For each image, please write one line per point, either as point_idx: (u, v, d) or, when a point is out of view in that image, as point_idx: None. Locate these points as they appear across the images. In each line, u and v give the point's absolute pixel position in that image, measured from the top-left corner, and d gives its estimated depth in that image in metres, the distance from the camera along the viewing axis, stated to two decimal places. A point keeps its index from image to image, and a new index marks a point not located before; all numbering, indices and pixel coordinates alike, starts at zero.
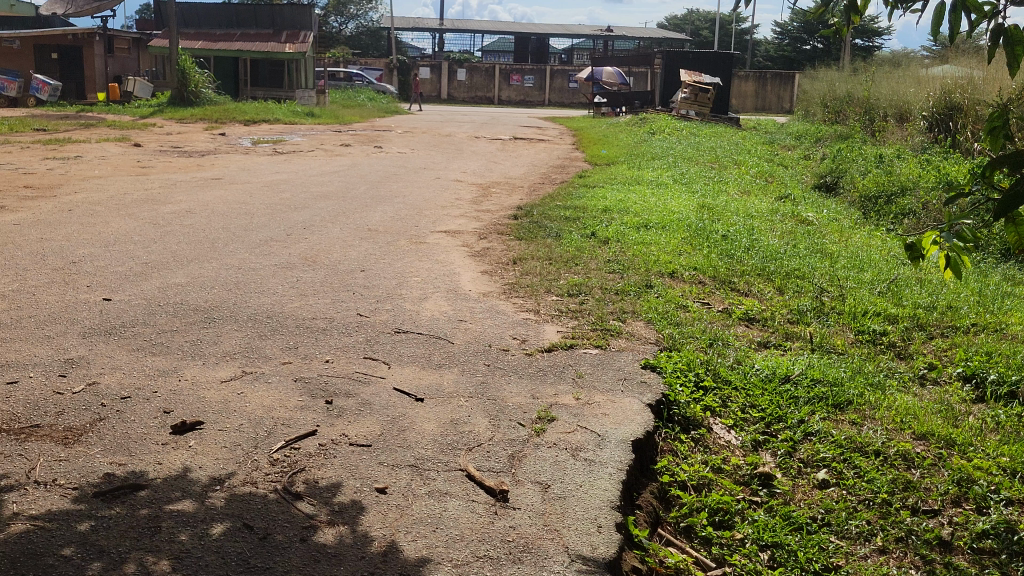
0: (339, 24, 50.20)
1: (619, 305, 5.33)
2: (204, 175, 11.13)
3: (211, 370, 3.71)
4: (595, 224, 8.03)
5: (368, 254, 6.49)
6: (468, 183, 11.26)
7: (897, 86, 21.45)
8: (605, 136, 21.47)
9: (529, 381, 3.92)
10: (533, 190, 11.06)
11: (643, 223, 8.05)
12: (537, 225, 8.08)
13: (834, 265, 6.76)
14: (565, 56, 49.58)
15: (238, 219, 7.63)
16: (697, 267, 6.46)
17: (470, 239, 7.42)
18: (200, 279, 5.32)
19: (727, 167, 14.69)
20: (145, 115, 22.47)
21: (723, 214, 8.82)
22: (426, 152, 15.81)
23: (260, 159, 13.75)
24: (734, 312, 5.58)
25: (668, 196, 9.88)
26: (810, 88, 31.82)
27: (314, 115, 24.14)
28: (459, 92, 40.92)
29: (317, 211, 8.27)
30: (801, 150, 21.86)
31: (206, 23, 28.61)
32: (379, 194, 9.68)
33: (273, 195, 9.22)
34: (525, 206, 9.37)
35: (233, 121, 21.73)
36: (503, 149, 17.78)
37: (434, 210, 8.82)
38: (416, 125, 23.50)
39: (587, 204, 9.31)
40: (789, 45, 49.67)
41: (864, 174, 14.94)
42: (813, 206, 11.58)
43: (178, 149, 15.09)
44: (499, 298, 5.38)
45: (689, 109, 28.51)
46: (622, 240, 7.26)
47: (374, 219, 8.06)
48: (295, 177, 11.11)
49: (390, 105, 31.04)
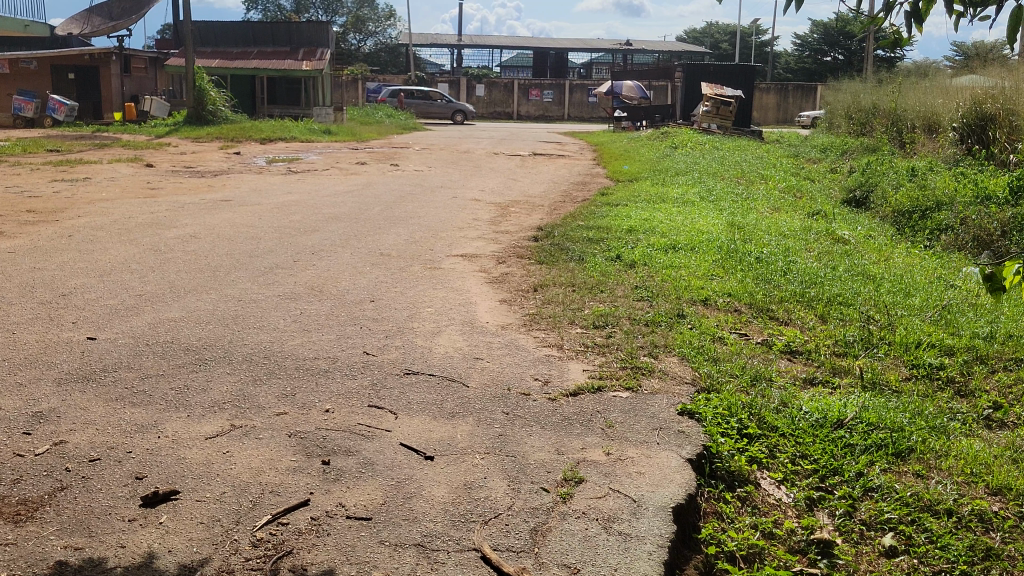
0: (357, 41, 50.08)
1: (650, 339, 4.89)
2: (214, 196, 10.80)
3: (195, 425, 3.30)
4: (620, 245, 7.63)
5: (378, 281, 6.09)
6: (486, 202, 10.87)
7: (925, 96, 20.92)
8: (626, 151, 21.07)
9: (553, 433, 3.48)
10: (553, 209, 10.65)
11: (671, 243, 7.64)
12: (559, 247, 7.67)
13: (879, 290, 6.29)
14: (584, 70, 49.27)
15: (244, 244, 7.26)
16: (731, 293, 6.03)
17: (487, 263, 7.00)
18: (196, 313, 4.94)
19: (753, 182, 14.22)
20: (161, 134, 22.26)
21: (755, 233, 8.38)
22: (444, 169, 15.46)
23: (273, 179, 13.42)
24: (774, 345, 5.11)
25: (695, 214, 9.45)
26: (834, 100, 31.32)
27: (331, 133, 23.87)
28: (478, 108, 40.69)
29: (326, 234, 7.90)
30: (827, 163, 21.37)
31: (223, 41, 28.46)
32: (393, 215, 9.29)
33: (283, 217, 8.85)
34: (546, 227, 8.95)
35: (249, 140, 21.46)
36: (522, 165, 17.42)
37: (450, 232, 8.42)
38: (435, 141, 23.17)
39: (611, 223, 8.90)
40: (810, 56, 49.27)
41: (895, 187, 14.45)
42: (846, 223, 11.12)
43: (191, 169, 14.79)
44: (519, 331, 4.96)
45: (711, 122, 28.06)
46: (649, 264, 6.84)
47: (387, 242, 7.67)
48: (307, 197, 10.74)
49: (408, 121, 30.78)
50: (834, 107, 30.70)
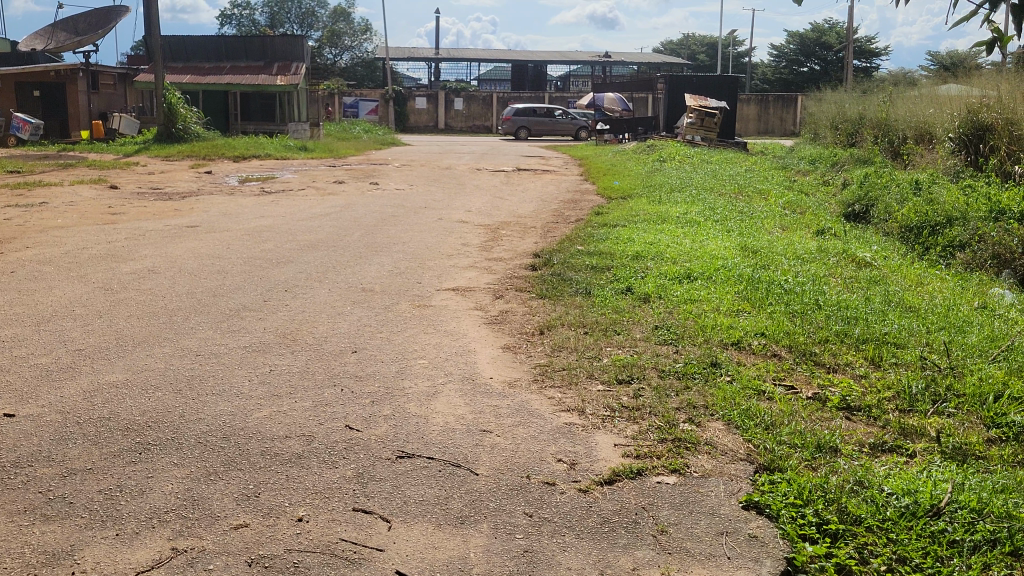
0: (333, 56, 49.29)
1: (687, 397, 4.13)
2: (180, 220, 9.99)
3: (125, 551, 2.52)
4: (628, 274, 6.89)
5: (359, 325, 5.30)
6: (474, 225, 10.11)
7: (915, 106, 20.34)
8: (612, 165, 20.39)
9: (592, 548, 2.70)
10: (547, 231, 9.91)
11: (684, 272, 6.91)
12: (561, 277, 6.92)
13: (930, 327, 5.57)
14: (562, 83, 48.71)
15: (208, 280, 6.45)
16: (765, 333, 5.28)
17: (483, 299, 6.24)
18: (142, 375, 4.12)
19: (750, 197, 13.57)
20: (129, 153, 21.38)
21: (772, 258, 7.67)
22: (425, 187, 14.69)
23: (245, 200, 12.60)
24: (828, 400, 4.36)
25: (702, 236, 8.73)
26: (817, 110, 30.83)
27: (307, 150, 23.06)
28: (457, 122, 39.94)
29: (301, 266, 7.10)
30: (818, 175, 20.77)
31: (195, 56, 27.58)
32: (375, 241, 8.52)
33: (254, 246, 8.05)
34: (543, 252, 8.20)
35: (222, 158, 20.64)
36: (507, 182, 16.69)
37: (438, 261, 7.65)
38: (414, 157, 22.42)
39: (614, 248, 8.17)
40: (786, 67, 48.94)
41: (898, 202, 13.80)
42: (856, 241, 10.42)
43: (158, 190, 13.95)
44: (530, 390, 4.19)
45: (695, 134, 27.43)
46: (665, 298, 6.11)
47: (370, 275, 6.88)
48: (281, 221, 9.95)
49: (386, 136, 30.02)
50: (818, 117, 30.16)
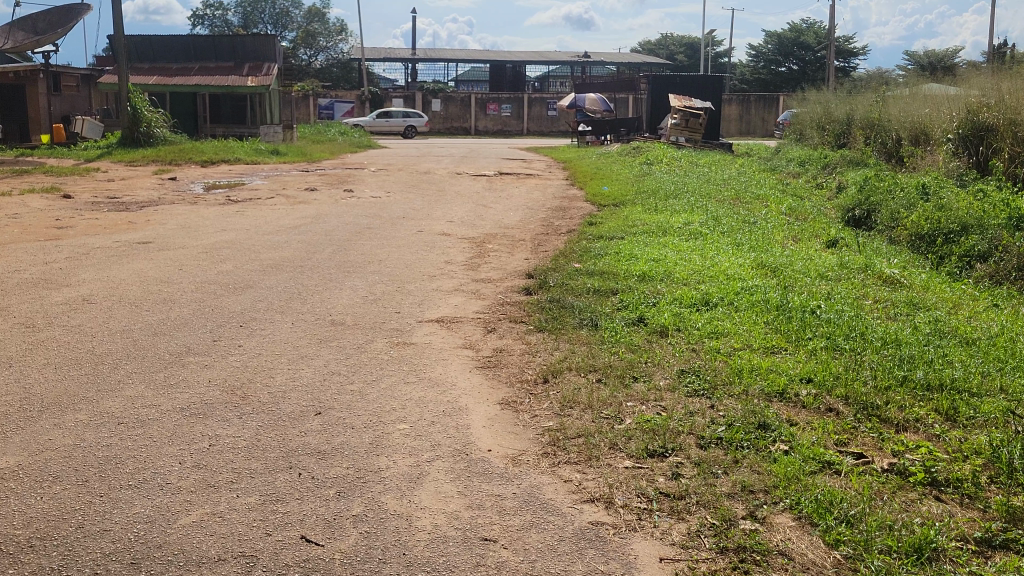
0: (308, 57, 48.21)
1: (740, 477, 3.27)
2: (132, 236, 9.02)
3: None
4: (638, 300, 6.02)
5: (326, 373, 4.39)
6: (457, 238, 9.22)
7: (908, 105, 19.57)
8: (598, 169, 19.54)
9: None
10: (538, 245, 9.03)
11: (702, 296, 6.06)
12: (561, 303, 6.03)
13: (1002, 367, 4.72)
14: (540, 84, 47.77)
15: (149, 313, 5.51)
16: (812, 379, 4.43)
17: (473, 333, 5.37)
18: (40, 458, 3.21)
19: (750, 204, 12.72)
20: (90, 158, 20.33)
21: (795, 278, 6.81)
22: (404, 195, 13.76)
23: (208, 210, 11.64)
24: (910, 474, 3.51)
25: (711, 252, 7.87)
26: (802, 111, 30.09)
27: (279, 154, 22.05)
28: (434, 123, 38.86)
29: (261, 293, 6.17)
30: (810, 178, 19.97)
31: (161, 57, 26.46)
32: (348, 260, 7.60)
33: (212, 268, 7.12)
34: (537, 271, 7.30)
35: (188, 163, 19.62)
36: (489, 187, 15.79)
37: (420, 284, 6.77)
38: (391, 161, 21.46)
39: (616, 266, 7.28)
40: (764, 67, 48.27)
41: (902, 207, 13.00)
42: (869, 252, 9.59)
43: (115, 199, 12.94)
44: (541, 470, 3.33)
45: (680, 135, 26.60)
46: (686, 332, 5.25)
47: (342, 304, 5.96)
48: (245, 236, 9.03)
49: (362, 139, 29.04)
50: (803, 117, 29.42)
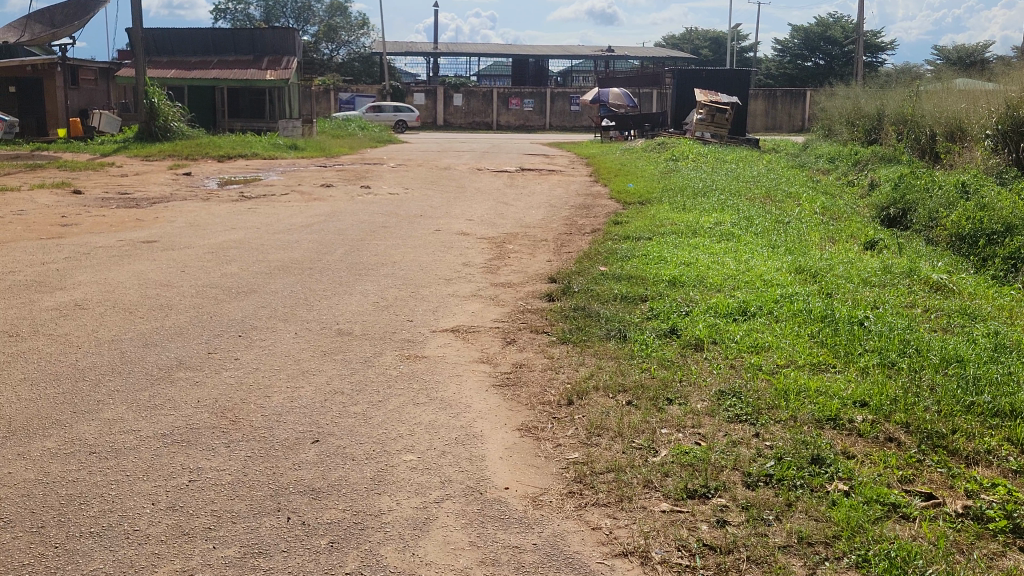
0: (330, 51, 48.01)
1: (796, 526, 2.83)
2: (137, 234, 8.68)
3: None
4: (670, 308, 5.59)
5: (327, 392, 3.98)
6: (476, 238, 8.81)
7: (943, 100, 18.94)
8: (622, 164, 19.07)
9: None
10: (561, 246, 8.60)
11: (739, 304, 5.61)
12: (586, 311, 5.60)
13: None
14: (562, 79, 47.22)
15: (143, 321, 5.14)
16: (867, 403, 3.98)
17: (491, 345, 4.95)
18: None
19: (781, 203, 12.23)
20: (107, 153, 20.08)
21: (838, 284, 6.35)
22: (423, 191, 13.36)
23: (220, 207, 11.29)
24: (992, 520, 3.04)
25: (747, 255, 7.40)
26: (829, 106, 29.42)
27: (297, 149, 21.71)
28: (456, 118, 38.48)
29: (265, 298, 5.78)
30: (841, 174, 19.38)
31: (180, 51, 26.18)
32: (360, 261, 7.20)
33: (217, 270, 6.74)
34: (559, 275, 6.87)
35: (205, 158, 19.32)
36: (510, 184, 15.37)
37: (435, 288, 6.36)
38: (411, 157, 21.08)
39: (644, 270, 6.85)
40: (789, 62, 47.45)
41: (941, 206, 12.43)
42: (909, 254, 9.06)
43: (127, 195, 12.63)
44: (565, 515, 2.91)
45: (705, 131, 26.05)
46: (723, 346, 4.81)
47: (350, 312, 5.56)
48: (255, 234, 8.66)
49: (382, 134, 28.68)
50: (831, 113, 28.73)
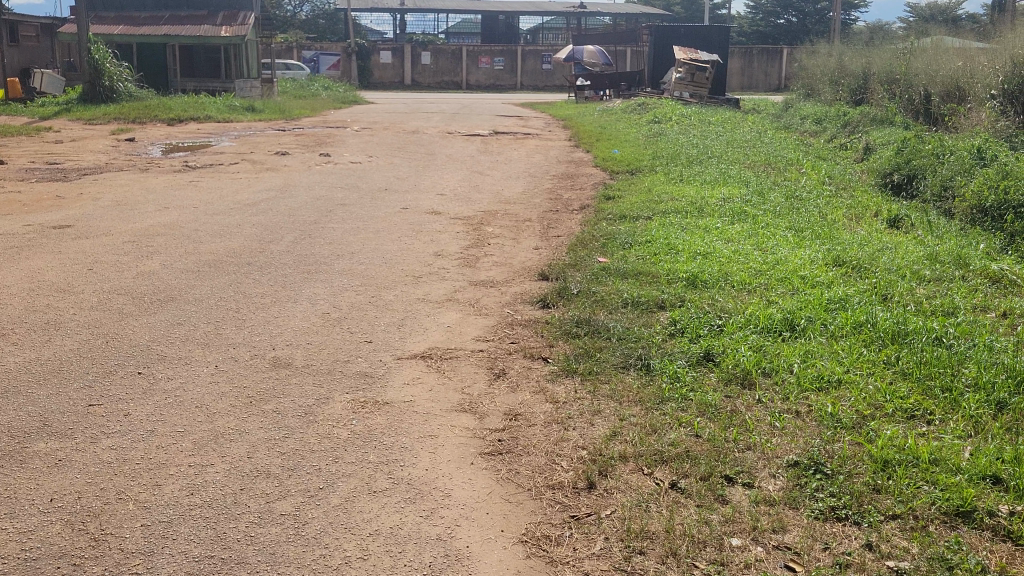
0: (293, 8, 46.14)
1: None
2: (51, 216, 7.39)
3: None
4: (697, 320, 4.44)
5: (247, 478, 2.79)
6: (449, 219, 7.61)
7: (937, 57, 17.70)
8: (602, 127, 17.84)
9: None
10: (547, 227, 7.41)
11: (784, 313, 4.47)
12: (593, 324, 4.43)
13: None
14: (532, 37, 45.64)
15: (16, 348, 3.92)
16: (1004, 481, 2.83)
17: (473, 381, 3.77)
18: None
19: (781, 172, 11.05)
20: (46, 115, 18.57)
21: (892, 285, 5.23)
22: (390, 159, 12.11)
23: (158, 179, 9.98)
24: None
25: (771, 243, 6.24)
26: (810, 64, 28.15)
27: (255, 111, 20.25)
28: (424, 77, 36.91)
29: (185, 311, 4.56)
30: (829, 138, 18.18)
31: (129, 5, 24.44)
32: (310, 253, 5.98)
33: (133, 267, 5.49)
34: (552, 269, 5.70)
35: (153, 121, 17.86)
36: (484, 149, 14.11)
37: (401, 291, 5.16)
38: (377, 119, 19.71)
39: (653, 263, 5.69)
40: (761, 19, 45.98)
41: (946, 170, 11.14)
42: (941, 233, 7.88)
43: (57, 166, 11.26)
44: None
45: (684, 90, 24.79)
46: (779, 383, 3.69)
47: (292, 329, 4.35)
48: (190, 216, 7.40)
49: (347, 94, 27.17)
50: (811, 72, 27.50)
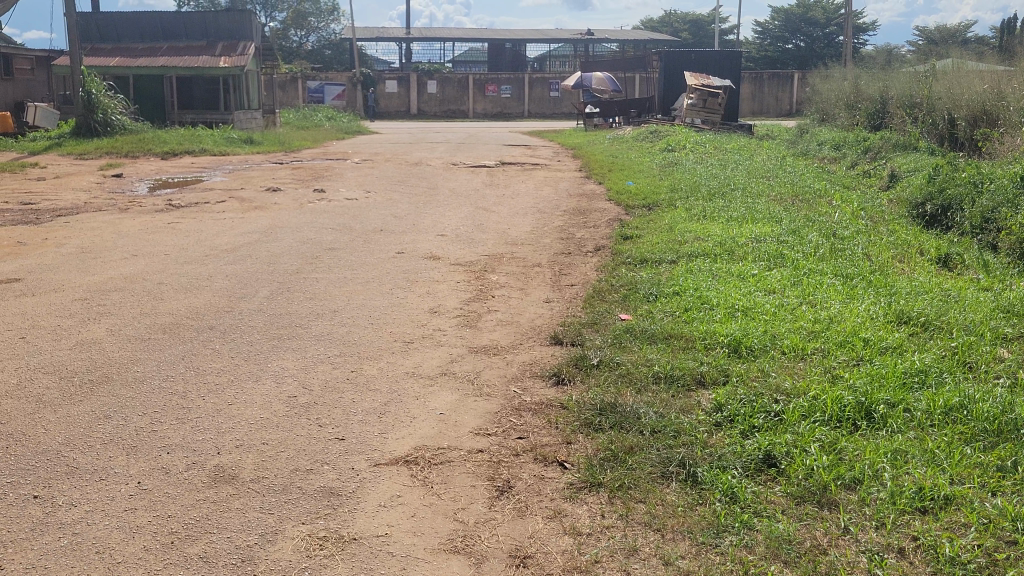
0: (299, 39, 45.71)
1: None
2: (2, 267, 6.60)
3: None
4: (750, 405, 3.57)
5: None
6: (448, 265, 6.78)
7: (963, 79, 16.79)
8: (613, 157, 17.02)
9: None
10: (560, 274, 6.58)
11: (857, 395, 3.59)
12: (619, 411, 3.56)
13: None
14: (539, 64, 45.03)
15: None
16: None
17: (468, 500, 2.91)
18: None
19: (810, 206, 10.17)
20: (36, 150, 17.90)
21: (978, 350, 4.34)
22: (389, 195, 11.32)
23: (136, 220, 9.19)
24: None
25: (821, 295, 5.36)
26: (823, 88, 27.33)
27: (254, 143, 19.57)
28: (430, 106, 36.29)
29: (122, 396, 3.73)
30: (851, 165, 17.28)
31: (126, 36, 23.83)
32: (286, 313, 5.16)
33: (74, 334, 4.66)
34: (566, 330, 4.85)
35: (146, 155, 17.14)
36: (490, 182, 13.32)
37: (387, 362, 4.32)
38: (378, 150, 18.98)
39: (686, 323, 4.83)
40: (769, 44, 45.32)
41: (986, 199, 10.19)
42: (1000, 276, 6.96)
43: (32, 206, 10.48)
44: None
45: (696, 117, 23.97)
46: (868, 503, 2.81)
47: (248, 420, 3.52)
48: (158, 265, 6.60)
49: (351, 124, 26.52)
50: (825, 97, 26.69)
